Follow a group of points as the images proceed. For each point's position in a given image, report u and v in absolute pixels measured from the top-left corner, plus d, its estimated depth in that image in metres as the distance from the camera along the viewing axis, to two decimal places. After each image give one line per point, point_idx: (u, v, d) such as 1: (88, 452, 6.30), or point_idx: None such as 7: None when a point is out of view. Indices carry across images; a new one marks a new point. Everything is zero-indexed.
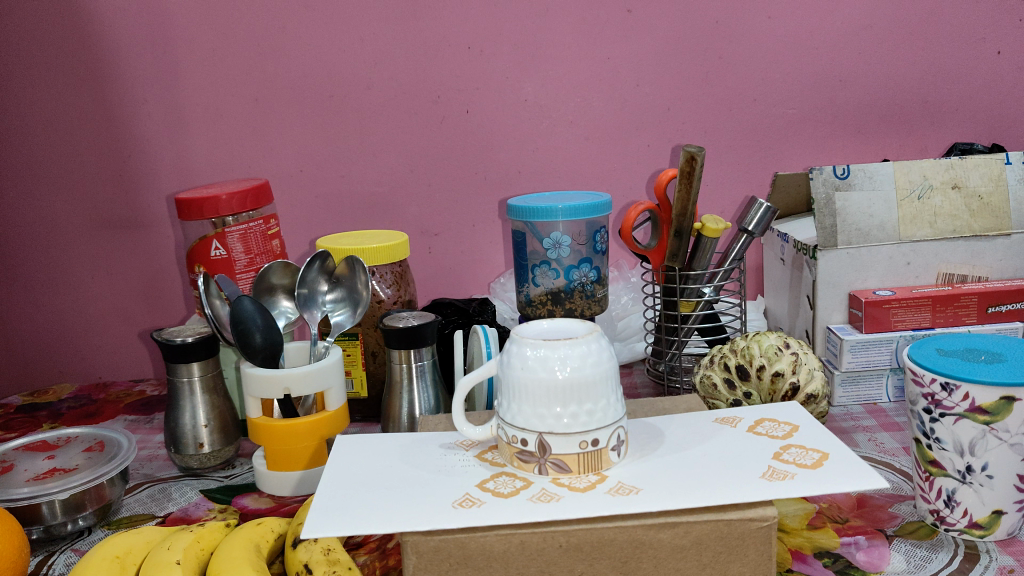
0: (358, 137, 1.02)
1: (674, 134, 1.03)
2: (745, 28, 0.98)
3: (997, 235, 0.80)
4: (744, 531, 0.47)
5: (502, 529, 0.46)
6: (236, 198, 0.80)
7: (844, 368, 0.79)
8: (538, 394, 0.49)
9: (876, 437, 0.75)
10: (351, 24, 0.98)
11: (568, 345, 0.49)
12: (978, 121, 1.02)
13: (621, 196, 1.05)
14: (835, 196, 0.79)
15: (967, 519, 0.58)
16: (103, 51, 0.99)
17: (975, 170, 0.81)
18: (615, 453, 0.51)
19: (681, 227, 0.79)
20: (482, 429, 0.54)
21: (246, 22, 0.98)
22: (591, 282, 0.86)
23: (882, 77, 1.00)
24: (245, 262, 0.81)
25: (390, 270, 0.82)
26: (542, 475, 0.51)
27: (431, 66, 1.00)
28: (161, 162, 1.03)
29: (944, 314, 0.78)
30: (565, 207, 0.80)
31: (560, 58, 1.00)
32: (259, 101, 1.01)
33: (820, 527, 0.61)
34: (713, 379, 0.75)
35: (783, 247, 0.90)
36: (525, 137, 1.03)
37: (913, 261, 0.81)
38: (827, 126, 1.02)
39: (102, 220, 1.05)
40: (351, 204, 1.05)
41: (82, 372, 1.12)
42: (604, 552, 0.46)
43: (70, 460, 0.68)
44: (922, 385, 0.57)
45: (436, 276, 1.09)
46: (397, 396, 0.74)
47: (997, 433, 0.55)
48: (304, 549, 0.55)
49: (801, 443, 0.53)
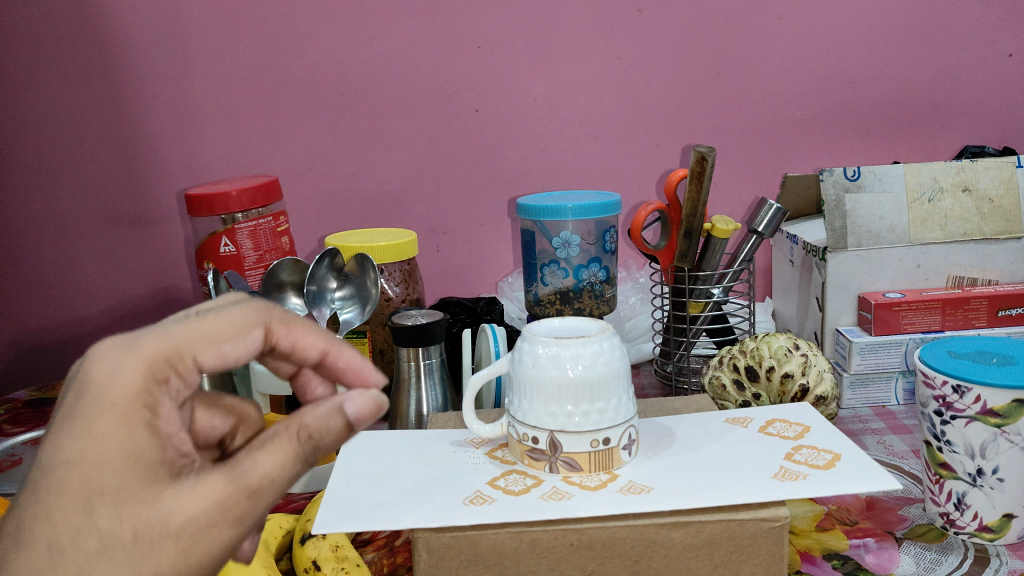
0: (367, 136, 1.02)
1: (683, 134, 1.03)
2: (755, 29, 0.98)
3: (1007, 238, 0.79)
4: (756, 531, 0.46)
5: (513, 526, 0.45)
6: (246, 195, 0.80)
7: (852, 370, 0.79)
8: (550, 392, 0.49)
9: (884, 440, 0.74)
10: (361, 22, 0.98)
11: (579, 343, 0.49)
12: (987, 125, 1.02)
13: (629, 197, 1.05)
14: (846, 198, 0.79)
15: (976, 522, 0.58)
16: (114, 47, 0.99)
17: (985, 173, 0.81)
18: (625, 452, 0.51)
19: (690, 228, 0.79)
20: (492, 427, 0.54)
21: (257, 19, 0.98)
22: (599, 282, 0.86)
23: (892, 80, 1.00)
24: (254, 259, 0.81)
25: (398, 269, 0.82)
26: (552, 474, 0.51)
27: (441, 65, 1.00)
28: (170, 158, 1.03)
29: (955, 316, 0.77)
30: (574, 206, 0.79)
31: (570, 58, 1.00)
32: (269, 98, 1.01)
33: (829, 529, 0.61)
34: (721, 379, 0.75)
35: (792, 249, 0.90)
36: (534, 136, 1.03)
37: (923, 263, 0.80)
38: (836, 128, 1.02)
39: (113, 216, 1.05)
40: (359, 202, 1.05)
41: None
42: (615, 551, 0.46)
43: None
44: (932, 388, 0.57)
45: (443, 274, 1.09)
46: (405, 395, 0.74)
47: (1008, 436, 0.55)
48: (313, 544, 0.55)
49: (813, 443, 0.53)
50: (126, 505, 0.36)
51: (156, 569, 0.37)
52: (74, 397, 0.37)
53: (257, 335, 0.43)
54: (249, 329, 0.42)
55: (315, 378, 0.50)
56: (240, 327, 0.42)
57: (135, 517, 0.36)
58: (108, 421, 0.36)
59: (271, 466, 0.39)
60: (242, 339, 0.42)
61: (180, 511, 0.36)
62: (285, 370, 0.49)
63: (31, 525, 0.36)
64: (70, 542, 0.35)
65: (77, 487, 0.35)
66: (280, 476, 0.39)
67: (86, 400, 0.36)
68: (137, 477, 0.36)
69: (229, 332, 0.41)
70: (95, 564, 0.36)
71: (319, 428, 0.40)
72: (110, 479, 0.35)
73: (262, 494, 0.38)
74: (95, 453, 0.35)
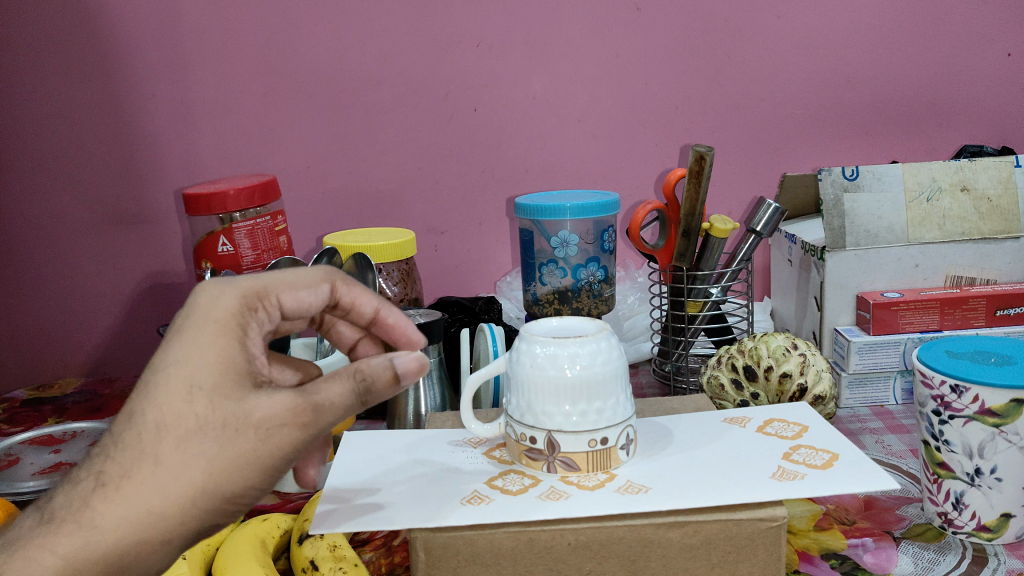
0: (366, 135, 1.02)
1: (682, 134, 1.03)
2: (754, 28, 0.98)
3: (1006, 237, 0.79)
4: (753, 531, 0.46)
5: (511, 526, 0.45)
6: (243, 194, 0.80)
7: (850, 370, 0.79)
8: (548, 392, 0.49)
9: (882, 439, 0.74)
10: (359, 21, 0.98)
11: (578, 343, 0.49)
12: (986, 124, 1.02)
13: (627, 196, 1.05)
14: (844, 197, 0.79)
15: (975, 522, 0.58)
16: (111, 46, 0.99)
17: (983, 172, 0.81)
18: (623, 451, 0.51)
19: (688, 227, 0.79)
20: (490, 427, 0.54)
21: (256, 18, 0.98)
22: (597, 282, 0.85)
23: (890, 79, 1.00)
24: (252, 258, 0.81)
25: (396, 268, 0.82)
26: (550, 474, 0.51)
27: (439, 64, 1.00)
28: (167, 157, 1.03)
29: (953, 316, 0.77)
30: (572, 206, 0.79)
31: (569, 57, 1.00)
32: (267, 97, 1.01)
33: (827, 529, 0.61)
34: (720, 379, 0.75)
35: (790, 248, 0.90)
36: (532, 135, 1.03)
37: (922, 262, 0.80)
38: (834, 128, 1.02)
39: (110, 215, 1.05)
40: (357, 201, 1.05)
41: (86, 365, 1.12)
42: (612, 551, 0.46)
43: (76, 453, 0.68)
44: (931, 387, 0.57)
45: (441, 273, 1.09)
46: (403, 394, 0.74)
47: (1007, 435, 0.55)
48: (310, 544, 0.55)
49: (811, 443, 0.53)
50: (220, 392, 0.40)
51: (235, 456, 0.40)
52: (180, 318, 0.43)
53: (323, 289, 0.51)
54: (318, 283, 0.51)
55: (372, 347, 0.58)
56: (311, 280, 0.51)
57: (223, 403, 0.40)
58: (210, 327, 0.42)
59: (334, 394, 0.42)
60: (311, 289, 0.51)
61: (262, 412, 0.40)
62: (348, 340, 0.58)
63: (136, 413, 0.40)
64: (169, 419, 0.39)
65: (179, 374, 0.40)
66: (342, 403, 0.42)
67: (192, 316, 0.43)
68: (227, 378, 0.41)
69: (303, 283, 0.50)
70: (187, 442, 0.39)
71: (374, 371, 0.44)
72: (207, 370, 0.40)
73: (327, 408, 0.42)
74: (198, 350, 0.41)
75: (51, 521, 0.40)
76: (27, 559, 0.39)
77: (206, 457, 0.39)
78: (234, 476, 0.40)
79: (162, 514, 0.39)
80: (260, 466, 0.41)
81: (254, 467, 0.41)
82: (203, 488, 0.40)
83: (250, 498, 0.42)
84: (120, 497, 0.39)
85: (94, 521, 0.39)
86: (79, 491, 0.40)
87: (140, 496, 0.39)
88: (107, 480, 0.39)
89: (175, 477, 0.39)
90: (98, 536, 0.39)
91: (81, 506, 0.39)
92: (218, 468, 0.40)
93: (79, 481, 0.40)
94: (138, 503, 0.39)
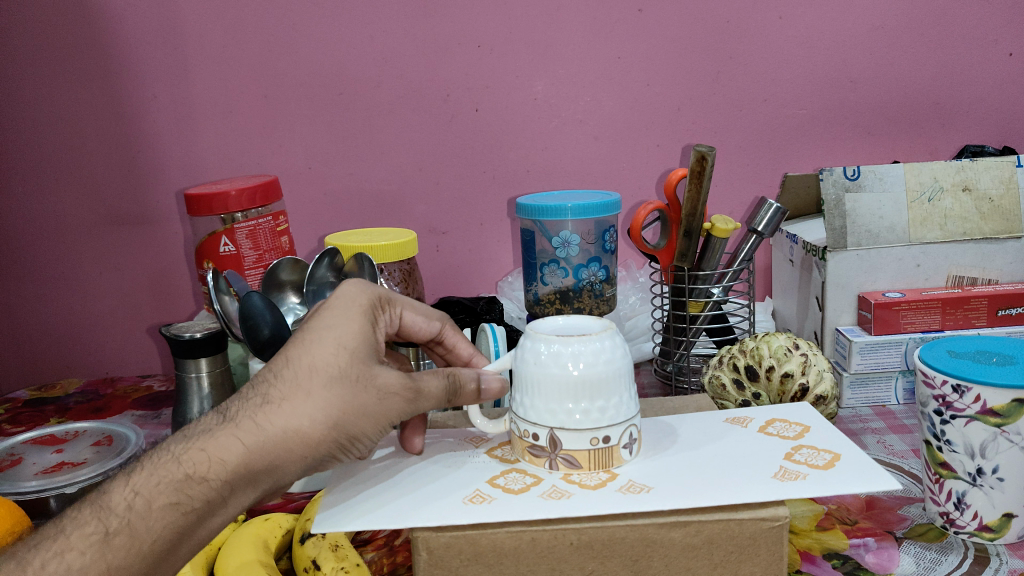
0: (367, 136, 1.02)
1: (683, 134, 1.03)
2: (755, 28, 0.98)
3: (1007, 237, 0.79)
4: (755, 531, 0.46)
5: (513, 525, 0.45)
6: (245, 195, 0.80)
7: (852, 370, 0.79)
8: (550, 390, 0.49)
9: (884, 439, 0.74)
10: (361, 21, 0.98)
11: (581, 341, 0.49)
12: (986, 124, 1.02)
13: (628, 196, 1.06)
14: (845, 197, 0.79)
15: (976, 522, 0.58)
16: (113, 47, 0.99)
17: (985, 172, 0.80)
18: (626, 450, 0.51)
19: (689, 227, 0.79)
20: (495, 424, 0.54)
21: (257, 19, 0.98)
22: (599, 282, 0.86)
23: (891, 79, 1.00)
24: (254, 258, 0.81)
25: (398, 268, 0.82)
26: (552, 472, 0.51)
27: (440, 65, 1.00)
28: (169, 157, 1.03)
29: (954, 315, 0.77)
30: (574, 206, 0.79)
31: (570, 57, 1.00)
32: (269, 98, 1.01)
33: (829, 528, 0.61)
34: (721, 379, 0.75)
35: (791, 248, 0.91)
36: (533, 135, 1.03)
37: (923, 262, 0.80)
38: (835, 128, 1.02)
39: (112, 215, 1.05)
40: (359, 201, 1.05)
41: (88, 365, 1.13)
42: (615, 550, 0.46)
43: (80, 453, 0.68)
44: (932, 387, 0.57)
45: (443, 273, 1.09)
46: None
47: (1008, 435, 0.55)
48: (313, 544, 0.55)
49: (813, 443, 0.53)
50: (360, 354, 0.48)
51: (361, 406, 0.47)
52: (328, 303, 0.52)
53: (435, 324, 0.61)
54: (433, 318, 0.61)
55: None
56: (428, 312, 0.61)
57: (360, 364, 0.48)
58: (355, 309, 0.51)
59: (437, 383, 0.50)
60: (428, 319, 0.61)
61: (389, 381, 0.48)
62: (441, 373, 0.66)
63: (293, 356, 0.47)
64: (320, 363, 0.47)
65: (329, 334, 0.48)
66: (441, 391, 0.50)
67: (340, 302, 0.51)
68: (365, 348, 0.49)
69: (423, 311, 0.60)
70: (333, 382, 0.46)
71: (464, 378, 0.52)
72: (352, 336, 0.48)
73: (427, 393, 0.50)
74: (345, 321, 0.50)
75: (228, 422, 0.46)
76: (213, 448, 0.45)
77: (342, 400, 0.46)
78: (355, 423, 0.47)
79: (302, 437, 0.45)
80: (374, 422, 0.48)
81: (371, 421, 0.47)
82: (337, 424, 0.46)
83: (358, 449, 0.48)
84: (281, 413, 0.45)
85: (263, 427, 0.45)
86: (246, 404, 0.46)
87: (290, 416, 0.45)
88: (270, 399, 0.46)
89: (320, 408, 0.46)
90: (263, 438, 0.45)
91: (252, 414, 0.46)
92: (347, 412, 0.46)
93: (247, 398, 0.47)
94: (288, 421, 0.45)
